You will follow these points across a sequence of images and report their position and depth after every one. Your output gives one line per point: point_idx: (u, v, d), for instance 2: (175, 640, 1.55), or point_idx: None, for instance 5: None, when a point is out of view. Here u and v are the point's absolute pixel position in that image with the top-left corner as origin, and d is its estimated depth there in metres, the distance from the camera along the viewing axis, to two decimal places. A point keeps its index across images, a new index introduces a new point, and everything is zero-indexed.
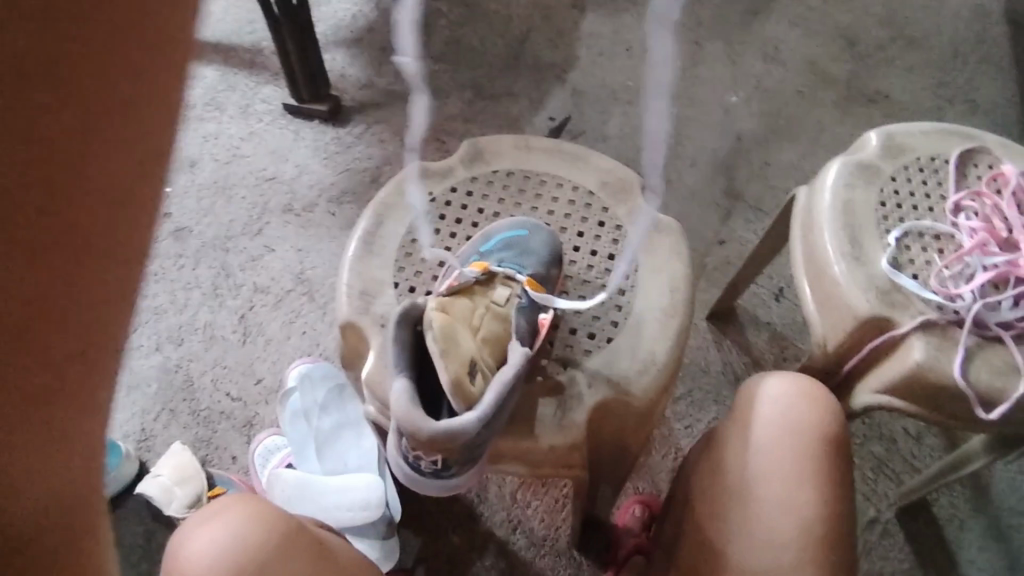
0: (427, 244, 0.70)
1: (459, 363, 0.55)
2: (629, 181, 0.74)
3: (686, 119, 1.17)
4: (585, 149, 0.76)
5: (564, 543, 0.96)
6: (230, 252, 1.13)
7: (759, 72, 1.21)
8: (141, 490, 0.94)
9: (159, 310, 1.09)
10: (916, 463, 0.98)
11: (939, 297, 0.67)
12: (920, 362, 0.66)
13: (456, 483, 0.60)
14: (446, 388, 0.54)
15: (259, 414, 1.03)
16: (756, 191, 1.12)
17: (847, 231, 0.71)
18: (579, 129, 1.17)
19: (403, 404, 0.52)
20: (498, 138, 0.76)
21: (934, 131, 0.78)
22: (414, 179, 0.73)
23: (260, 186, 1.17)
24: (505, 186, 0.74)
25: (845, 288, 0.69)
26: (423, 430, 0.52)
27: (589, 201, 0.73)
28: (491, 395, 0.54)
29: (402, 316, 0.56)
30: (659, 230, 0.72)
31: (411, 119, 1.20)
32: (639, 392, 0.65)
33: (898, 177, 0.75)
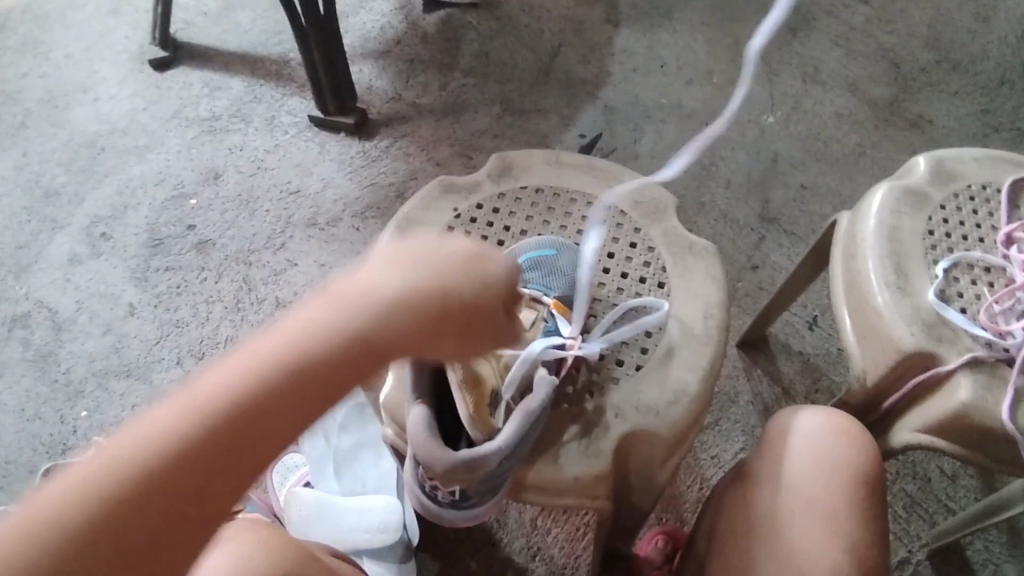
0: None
1: (479, 393, 0.53)
2: (662, 202, 0.71)
3: (720, 138, 1.14)
4: (618, 166, 0.73)
5: (583, 573, 0.93)
6: (253, 266, 1.11)
7: (797, 92, 1.18)
8: None
9: (180, 323, 1.07)
10: (951, 504, 0.94)
11: (988, 334, 0.64)
12: (967, 402, 0.62)
13: (477, 514, 0.57)
14: (465, 419, 0.52)
15: None
16: (792, 214, 1.08)
17: (892, 260, 0.68)
18: (610, 147, 1.14)
19: (420, 431, 0.50)
20: (527, 154, 0.73)
21: (986, 158, 0.74)
22: (439, 195, 0.71)
23: (284, 199, 1.16)
24: (534, 203, 0.71)
25: (888, 318, 0.66)
26: (442, 460, 0.48)
27: (620, 220, 0.71)
28: (513, 424, 0.51)
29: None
30: (693, 253, 0.69)
31: (437, 135, 1.18)
32: (669, 423, 0.62)
33: (946, 205, 0.71)
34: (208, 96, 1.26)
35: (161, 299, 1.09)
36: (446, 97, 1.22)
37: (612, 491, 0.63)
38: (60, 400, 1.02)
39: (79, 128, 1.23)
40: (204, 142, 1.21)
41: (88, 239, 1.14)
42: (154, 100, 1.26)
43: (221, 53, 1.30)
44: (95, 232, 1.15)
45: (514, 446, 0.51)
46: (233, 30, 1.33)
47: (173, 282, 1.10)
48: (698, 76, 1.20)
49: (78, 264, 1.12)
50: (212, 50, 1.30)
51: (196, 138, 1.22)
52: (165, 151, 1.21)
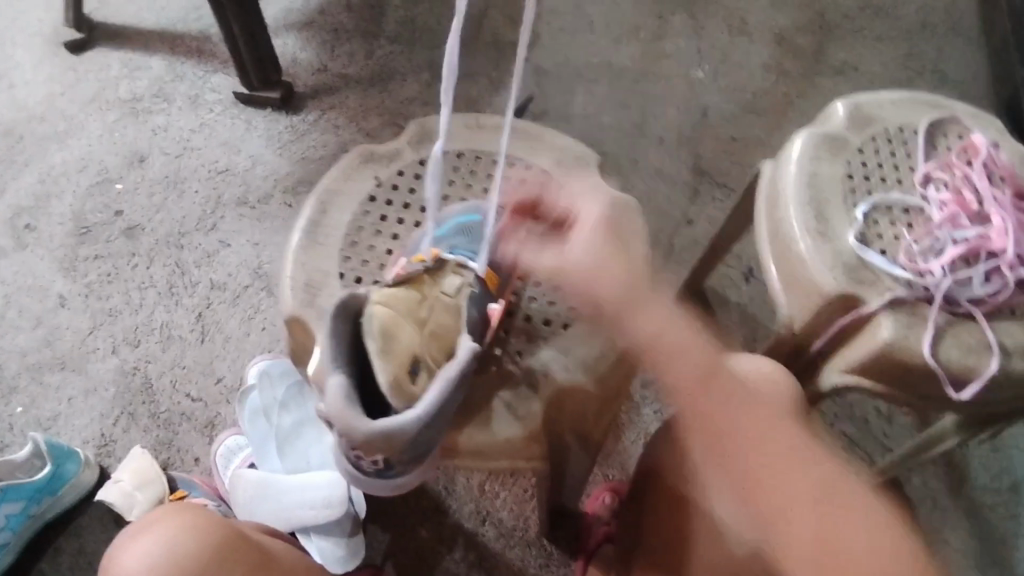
0: (374, 231, 0.67)
1: (398, 362, 0.54)
2: (584, 160, 0.71)
3: (651, 95, 1.14)
4: (538, 127, 0.73)
5: (534, 532, 0.93)
6: (185, 249, 1.09)
7: (724, 46, 1.18)
8: (100, 496, 0.92)
9: (113, 312, 1.05)
10: (888, 442, 0.96)
11: (908, 274, 0.65)
12: (888, 341, 0.63)
13: (401, 483, 0.57)
14: (385, 390, 0.53)
15: (220, 414, 0.99)
16: (723, 167, 1.08)
17: (813, 206, 0.68)
18: (541, 109, 1.13)
19: (338, 400, 0.50)
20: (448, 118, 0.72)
21: (900, 100, 0.75)
22: (359, 163, 0.69)
23: (213, 179, 1.13)
24: (456, 168, 0.70)
25: (810, 264, 0.66)
26: (356, 428, 0.49)
27: (543, 180, 0.70)
28: (431, 394, 0.51)
29: (339, 308, 0.53)
30: (617, 210, 0.68)
31: (366, 105, 1.17)
32: (597, 379, 0.62)
33: (865, 149, 0.72)
34: (128, 77, 1.22)
35: (91, 288, 1.07)
36: (374, 66, 1.20)
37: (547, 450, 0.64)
38: None
39: None
40: (127, 124, 1.18)
41: (11, 232, 1.11)
42: (72, 84, 1.22)
43: (139, 32, 1.27)
44: (18, 224, 1.11)
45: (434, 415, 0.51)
46: (151, 7, 1.29)
47: (102, 271, 1.08)
48: (627, 34, 1.19)
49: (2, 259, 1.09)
50: (130, 30, 1.27)
51: (118, 120, 1.18)
52: (86, 136, 1.17)
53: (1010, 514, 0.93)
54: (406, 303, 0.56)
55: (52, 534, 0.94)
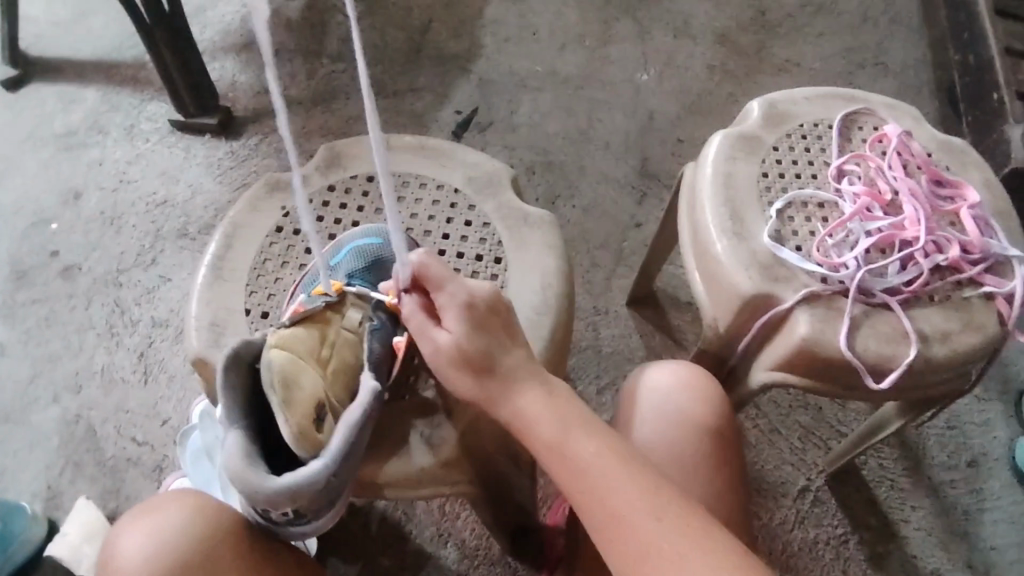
0: (281, 262, 0.63)
1: (305, 411, 0.48)
2: (495, 176, 0.68)
3: (597, 101, 1.11)
4: (449, 144, 0.69)
5: (497, 550, 0.90)
6: (124, 286, 1.05)
7: (668, 47, 1.15)
8: (51, 552, 0.89)
9: (53, 357, 1.02)
10: (841, 427, 0.93)
11: (823, 269, 0.61)
12: (806, 337, 0.60)
13: (316, 526, 0.54)
14: (289, 441, 0.47)
15: (167, 457, 0.96)
16: (672, 170, 1.05)
17: (728, 206, 0.65)
18: (487, 121, 1.09)
19: (236, 463, 0.45)
20: (354, 141, 0.69)
21: (817, 95, 0.72)
22: (266, 194, 0.66)
23: (151, 212, 1.10)
24: (365, 191, 0.67)
25: (726, 265, 0.62)
26: (262, 490, 0.45)
27: (453, 199, 0.67)
28: (337, 441, 0.48)
29: (230, 359, 0.48)
30: (528, 224, 0.65)
31: (305, 125, 1.13)
32: None
33: (780, 146, 0.69)
34: (62, 112, 1.19)
35: (30, 334, 1.03)
36: (314, 87, 1.17)
37: (476, 473, 0.61)
38: None
39: None
40: (62, 161, 1.14)
41: None
42: (6, 123, 1.18)
43: (73, 64, 1.23)
44: None
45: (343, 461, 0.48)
46: (84, 39, 1.25)
47: (40, 315, 1.04)
48: (571, 40, 1.16)
49: None
50: (63, 64, 1.23)
51: (53, 158, 1.15)
52: (21, 177, 1.13)
53: (971, 489, 0.90)
54: (305, 345, 0.52)
55: None
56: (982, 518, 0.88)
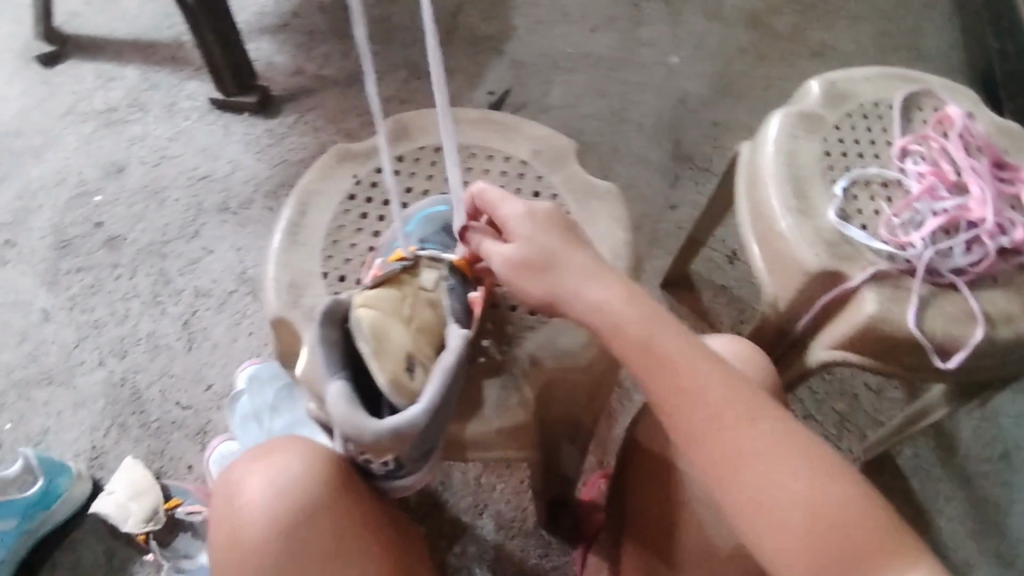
0: (355, 229, 0.67)
1: (394, 361, 0.52)
2: (563, 150, 0.71)
3: (629, 83, 1.14)
4: (515, 118, 0.72)
5: (532, 523, 0.94)
6: (168, 257, 1.09)
7: (701, 33, 1.18)
8: (97, 509, 0.93)
9: (98, 323, 1.06)
10: (878, 416, 0.97)
11: (889, 247, 0.65)
12: (874, 315, 0.63)
13: (415, 478, 0.58)
14: (385, 389, 0.51)
15: (211, 421, 1.01)
16: (704, 152, 1.09)
17: (793, 185, 0.68)
18: (520, 102, 1.12)
19: (342, 410, 0.49)
20: (422, 113, 0.73)
21: (874, 75, 0.75)
22: (337, 161, 0.69)
23: (193, 185, 1.13)
24: (434, 162, 0.71)
25: (792, 243, 0.66)
26: (367, 432, 0.49)
27: (522, 170, 0.70)
28: (432, 383, 0.51)
29: (325, 316, 0.52)
30: (596, 196, 0.69)
31: (343, 105, 1.16)
32: (585, 364, 0.62)
33: (841, 125, 0.72)
34: (102, 89, 1.21)
35: (77, 301, 1.08)
36: (350, 67, 1.20)
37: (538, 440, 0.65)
38: None
39: None
40: (103, 136, 1.17)
41: None
42: (47, 98, 1.21)
43: (112, 42, 1.26)
44: None
45: (437, 405, 0.51)
46: (122, 17, 1.28)
47: (86, 282, 1.09)
48: (602, 23, 1.19)
49: None
50: (102, 41, 1.26)
51: (94, 132, 1.18)
52: (63, 150, 1.17)
53: (1001, 482, 0.93)
54: (390, 302, 0.55)
55: (47, 549, 0.97)
56: (1013, 510, 0.92)
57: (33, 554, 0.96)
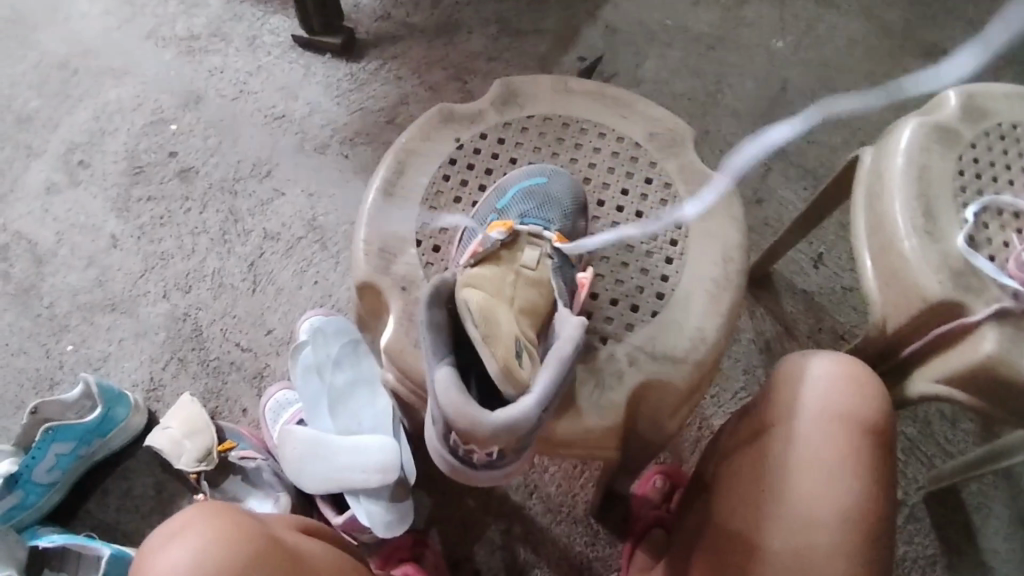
0: (453, 197, 0.68)
1: (503, 346, 0.50)
2: (679, 135, 0.70)
3: (728, 64, 1.10)
4: (630, 94, 0.72)
5: (581, 510, 0.95)
6: (239, 195, 1.08)
7: (808, 17, 1.13)
8: (151, 442, 0.93)
9: (165, 256, 1.06)
10: (949, 447, 0.94)
11: (1016, 284, 0.61)
12: (992, 355, 0.60)
13: (508, 472, 0.55)
14: (494, 376, 0.49)
15: (269, 365, 1.01)
16: (799, 147, 1.05)
17: (920, 202, 0.65)
18: (611, 72, 1.10)
19: (452, 396, 0.47)
20: (533, 79, 0.72)
21: (1017, 95, 0.70)
22: (439, 123, 0.70)
23: (269, 124, 1.11)
24: (542, 133, 0.71)
25: (913, 265, 0.63)
26: (480, 425, 0.47)
27: (635, 152, 0.69)
28: (545, 377, 0.49)
29: (431, 296, 0.51)
30: (712, 190, 0.67)
31: (429, 57, 1.12)
32: (685, 368, 0.61)
33: (977, 144, 0.68)
34: (185, 15, 1.19)
35: (145, 230, 1.07)
36: (439, 16, 1.15)
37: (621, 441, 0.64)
38: (46, 334, 1.03)
39: (50, 49, 1.17)
40: (182, 64, 1.15)
41: (65, 167, 1.11)
42: (130, 18, 1.19)
43: None
44: (72, 160, 1.11)
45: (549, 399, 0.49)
46: None
47: (156, 213, 1.08)
48: None
49: (56, 194, 1.10)
50: None
51: (175, 59, 1.16)
52: (142, 74, 1.15)
53: None
54: (492, 285, 0.56)
55: (100, 474, 0.99)
56: None
57: (89, 475, 0.99)
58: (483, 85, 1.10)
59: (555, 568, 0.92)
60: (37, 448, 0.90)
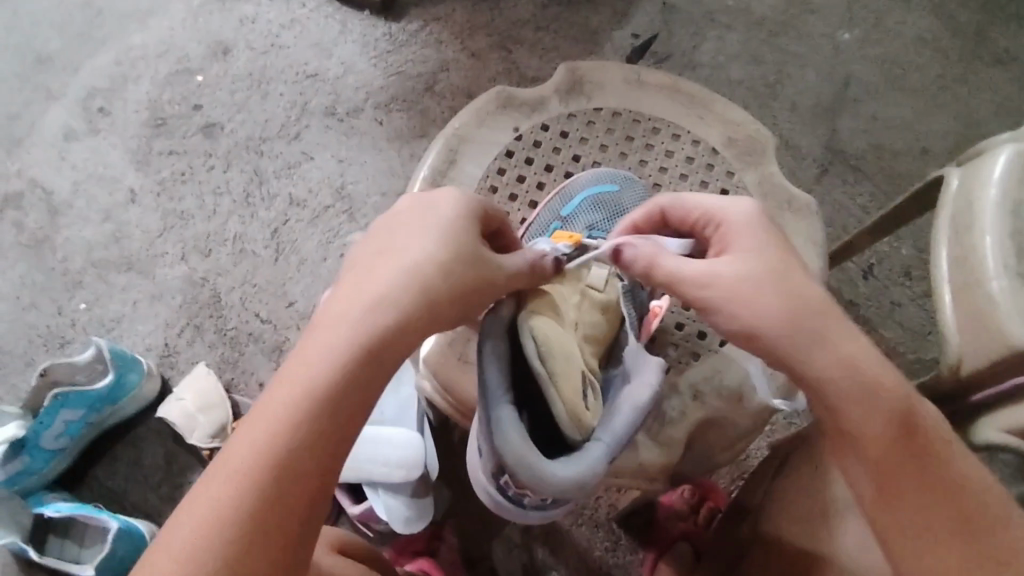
0: (510, 194, 0.65)
1: (571, 384, 0.48)
2: (761, 143, 0.66)
3: (790, 54, 1.05)
4: (711, 93, 0.68)
5: (603, 515, 0.93)
6: (265, 156, 1.03)
7: (877, 8, 1.06)
8: (162, 412, 0.91)
9: (185, 215, 1.02)
10: None
11: None
12: None
13: (554, 510, 0.54)
14: (561, 416, 0.47)
15: (288, 339, 0.97)
16: (859, 149, 1.01)
17: (1014, 240, 0.57)
18: (665, 53, 1.05)
19: (520, 447, 0.44)
20: (604, 67, 0.68)
21: None
22: (497, 108, 0.66)
23: (301, 82, 1.05)
24: (609, 129, 0.68)
25: (1001, 310, 0.55)
26: (548, 482, 0.44)
27: (711, 158, 0.66)
28: (617, 423, 0.48)
29: (494, 323, 0.49)
30: (793, 209, 0.64)
31: (473, 21, 1.06)
32: (752, 411, 0.60)
33: None
34: None
35: (165, 186, 1.03)
36: None
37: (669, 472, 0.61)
38: (58, 290, 0.99)
39: None
40: (212, 10, 1.09)
41: (84, 113, 1.05)
42: None
43: None
44: (92, 106, 1.06)
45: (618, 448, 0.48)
46: None
47: (177, 169, 1.03)
48: None
49: (74, 141, 1.05)
50: None
51: (203, 4, 1.09)
52: (168, 18, 1.09)
53: None
54: (557, 313, 0.52)
55: (110, 439, 0.96)
56: None
57: (98, 440, 0.96)
58: (529, 57, 1.04)
59: (573, 570, 0.91)
60: (44, 414, 0.87)
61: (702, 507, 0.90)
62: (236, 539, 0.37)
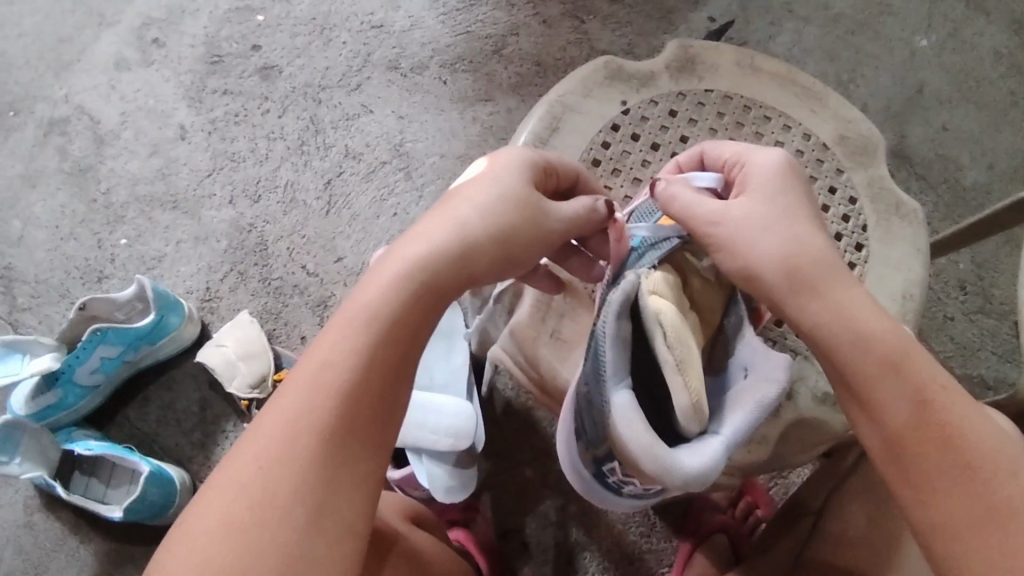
0: (611, 170, 0.65)
1: (696, 376, 0.46)
2: (871, 144, 0.66)
3: (865, 53, 1.03)
4: (825, 88, 0.67)
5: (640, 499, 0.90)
6: (323, 105, 1.00)
7: (957, 15, 1.04)
8: (202, 357, 0.89)
9: (236, 157, 0.98)
10: None
11: None
12: None
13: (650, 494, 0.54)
14: (682, 410, 0.45)
15: (333, 295, 0.94)
16: (926, 157, 0.99)
17: None
18: (741, 39, 1.02)
19: (644, 436, 0.43)
20: (719, 49, 0.68)
21: None
22: (605, 80, 0.67)
23: (365, 32, 1.02)
24: (718, 112, 0.67)
25: None
26: (673, 474, 0.43)
27: (822, 153, 0.66)
28: (740, 419, 0.46)
29: (622, 307, 0.47)
30: (900, 215, 0.65)
31: None
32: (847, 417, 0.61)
33: None
34: None
35: (217, 125, 1.00)
36: None
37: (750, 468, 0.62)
38: (100, 222, 0.96)
39: None
40: None
41: (137, 43, 1.02)
42: None
43: None
44: (146, 37, 1.02)
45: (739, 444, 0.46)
46: None
47: (230, 109, 1.00)
48: None
49: (125, 71, 1.01)
50: None
51: None
52: None
53: None
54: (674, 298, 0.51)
55: (145, 378, 0.94)
56: None
57: (132, 379, 0.93)
58: (601, 30, 1.01)
59: (605, 553, 0.88)
60: (82, 347, 0.84)
61: (740, 500, 0.89)
62: (308, 446, 0.40)
